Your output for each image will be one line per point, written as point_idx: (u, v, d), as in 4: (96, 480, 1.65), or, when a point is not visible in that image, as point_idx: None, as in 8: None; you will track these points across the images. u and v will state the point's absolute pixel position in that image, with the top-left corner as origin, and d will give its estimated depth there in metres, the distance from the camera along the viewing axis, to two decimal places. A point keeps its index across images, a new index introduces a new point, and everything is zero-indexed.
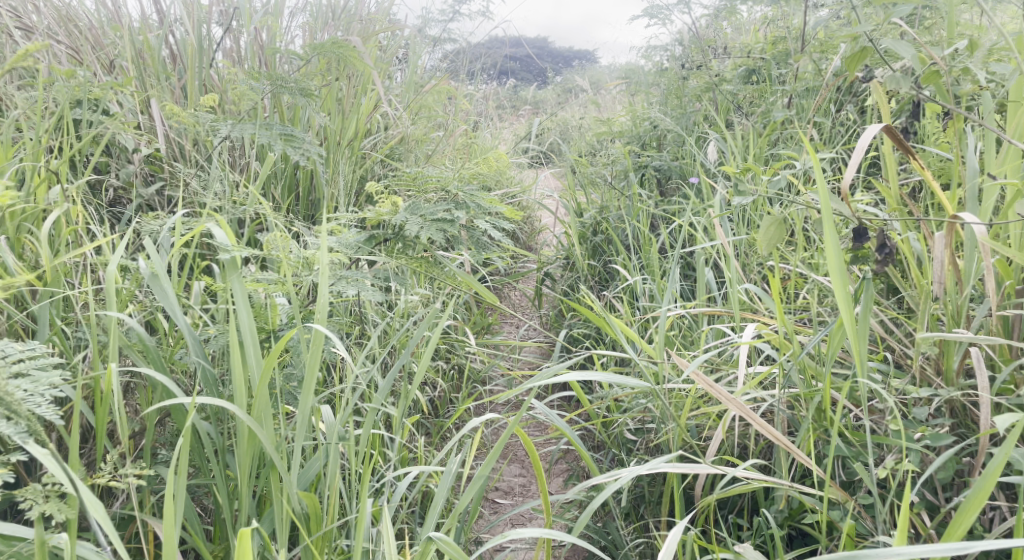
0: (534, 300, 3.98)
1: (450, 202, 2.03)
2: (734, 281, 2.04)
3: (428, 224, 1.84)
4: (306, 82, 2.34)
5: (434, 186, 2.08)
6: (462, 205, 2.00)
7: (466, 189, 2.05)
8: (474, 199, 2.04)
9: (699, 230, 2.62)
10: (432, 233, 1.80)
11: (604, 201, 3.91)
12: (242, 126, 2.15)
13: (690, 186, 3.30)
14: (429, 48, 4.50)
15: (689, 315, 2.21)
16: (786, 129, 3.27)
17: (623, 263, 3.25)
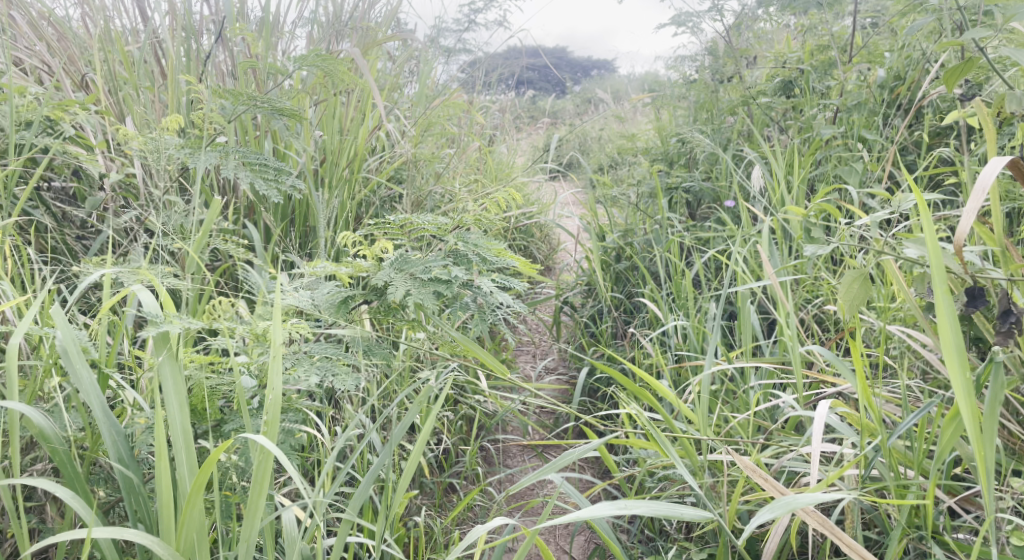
0: (552, 330, 3.71)
1: (448, 253, 1.77)
2: (791, 336, 1.76)
3: (418, 285, 1.59)
4: (281, 99, 1.99)
5: (433, 231, 1.82)
6: (463, 258, 1.75)
7: (468, 239, 1.78)
8: (480, 251, 1.77)
9: (740, 266, 2.33)
10: (422, 299, 1.55)
11: (628, 224, 3.62)
12: (207, 155, 1.85)
13: (726, 211, 3.02)
14: (441, 59, 4.22)
15: (735, 370, 1.93)
16: (832, 149, 2.98)
17: (651, 296, 2.97)
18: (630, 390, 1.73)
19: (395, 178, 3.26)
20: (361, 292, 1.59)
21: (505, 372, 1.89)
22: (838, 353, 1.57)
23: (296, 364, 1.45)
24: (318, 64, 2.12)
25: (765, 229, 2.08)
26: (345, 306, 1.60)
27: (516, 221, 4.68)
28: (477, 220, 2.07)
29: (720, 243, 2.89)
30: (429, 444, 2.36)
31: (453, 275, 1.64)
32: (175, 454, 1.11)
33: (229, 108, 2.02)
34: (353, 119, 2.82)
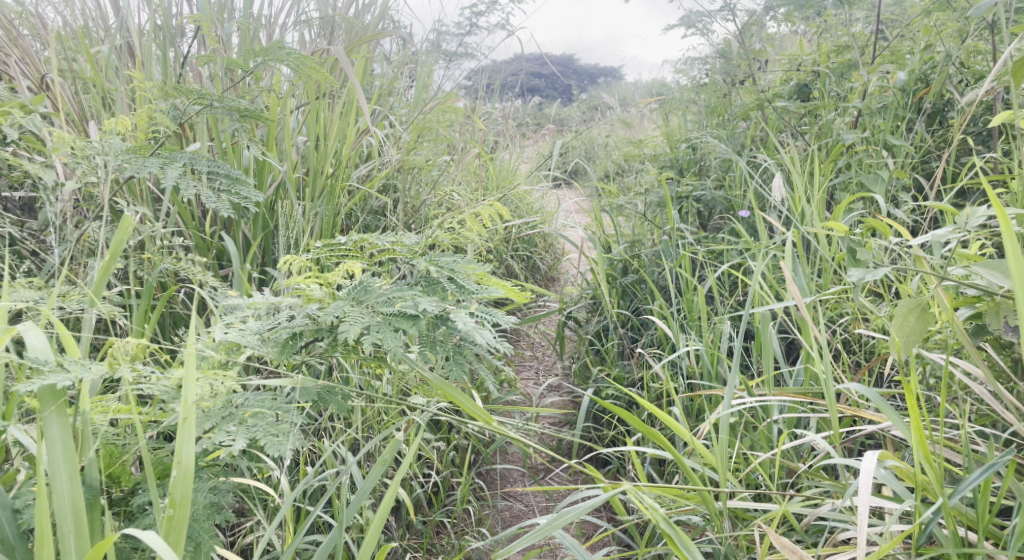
0: (556, 346, 3.52)
1: (419, 283, 1.60)
2: (825, 370, 1.56)
3: (382, 322, 1.42)
4: (240, 99, 1.79)
5: (404, 255, 1.65)
6: (434, 287, 1.58)
7: (442, 263, 1.60)
8: (455, 278, 1.57)
9: (760, 282, 2.14)
10: (384, 340, 1.37)
11: (635, 235, 3.43)
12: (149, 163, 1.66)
13: (741, 221, 2.83)
14: (441, 62, 4.04)
15: (759, 401, 1.74)
16: (855, 155, 2.79)
17: (660, 313, 2.78)
18: (644, 429, 1.57)
19: (388, 187, 3.08)
20: (311, 328, 1.42)
21: (489, 420, 1.64)
22: (877, 394, 1.44)
23: (225, 421, 1.31)
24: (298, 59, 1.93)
25: (788, 247, 1.91)
26: (292, 344, 1.43)
27: (518, 230, 4.49)
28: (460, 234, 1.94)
29: (733, 257, 2.70)
30: (420, 475, 2.19)
31: (423, 309, 1.45)
32: (62, 536, 1.18)
33: (181, 108, 1.82)
34: (340, 123, 2.64)
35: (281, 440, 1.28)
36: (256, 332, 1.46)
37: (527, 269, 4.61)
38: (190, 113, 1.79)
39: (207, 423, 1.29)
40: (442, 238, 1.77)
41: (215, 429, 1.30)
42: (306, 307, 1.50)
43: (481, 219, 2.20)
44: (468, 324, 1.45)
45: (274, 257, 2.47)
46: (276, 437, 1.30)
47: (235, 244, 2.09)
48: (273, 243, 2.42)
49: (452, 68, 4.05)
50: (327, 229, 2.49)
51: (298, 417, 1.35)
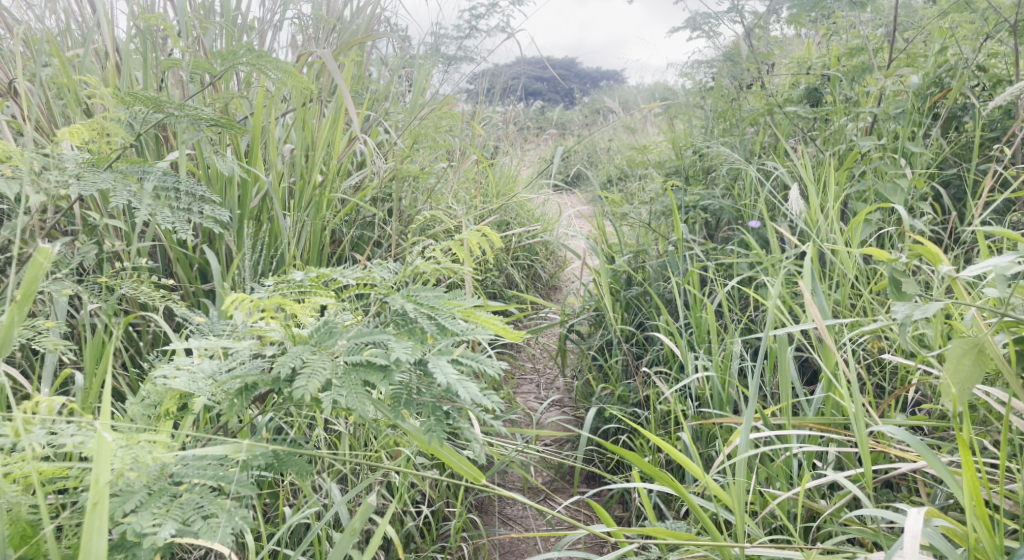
0: (557, 361, 3.39)
1: (394, 322, 1.46)
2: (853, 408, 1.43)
3: (346, 375, 1.28)
4: (200, 106, 1.63)
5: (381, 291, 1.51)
6: (410, 327, 1.44)
7: (421, 299, 1.47)
8: (436, 317, 1.45)
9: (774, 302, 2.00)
10: (350, 399, 1.24)
11: (639, 245, 3.30)
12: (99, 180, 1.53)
13: (750, 233, 2.70)
14: (439, 66, 3.91)
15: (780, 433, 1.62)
16: (871, 164, 2.66)
17: (665, 330, 2.66)
18: (654, 471, 1.51)
19: (380, 197, 2.95)
20: (267, 380, 1.30)
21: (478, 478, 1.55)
22: (922, 442, 1.35)
23: (154, 499, 1.21)
24: (278, 64, 1.78)
25: (805, 267, 1.78)
26: (247, 395, 1.30)
27: (519, 238, 4.36)
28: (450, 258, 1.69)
29: (742, 271, 2.58)
30: (412, 504, 2.09)
31: (395, 358, 1.31)
32: None
33: (139, 119, 1.68)
34: (329, 131, 2.51)
35: (214, 529, 1.18)
36: (210, 376, 1.36)
37: (527, 277, 4.49)
38: (156, 124, 1.66)
39: (134, 500, 1.20)
40: (427, 265, 1.63)
41: (142, 507, 1.21)
42: (275, 340, 1.37)
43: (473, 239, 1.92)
44: (452, 370, 1.33)
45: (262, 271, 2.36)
46: (213, 518, 1.21)
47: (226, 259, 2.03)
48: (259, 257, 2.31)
49: (451, 72, 3.92)
50: (315, 243, 2.37)
51: (240, 485, 1.26)
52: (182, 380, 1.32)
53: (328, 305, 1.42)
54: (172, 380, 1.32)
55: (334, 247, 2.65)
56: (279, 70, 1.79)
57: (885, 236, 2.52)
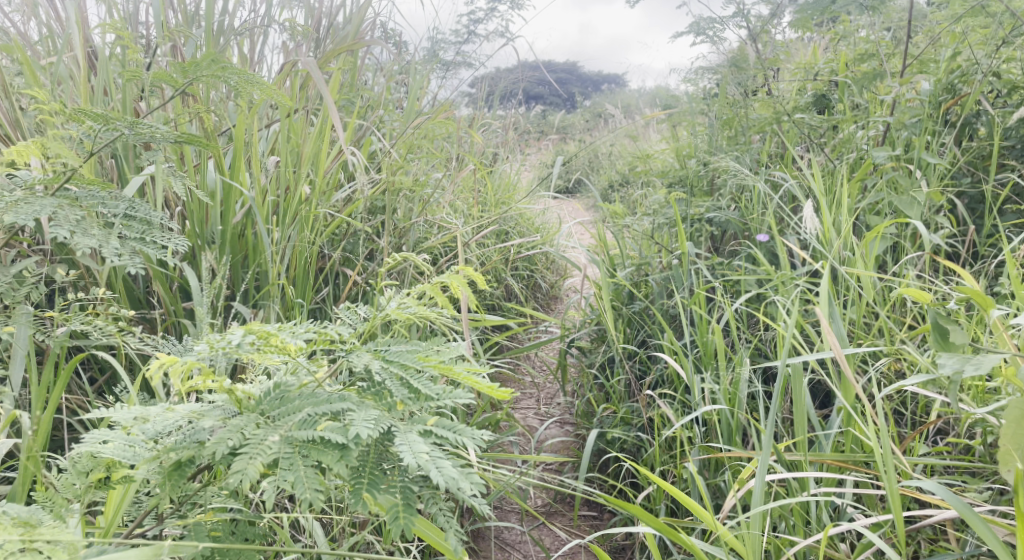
0: (557, 377, 3.29)
1: (361, 378, 1.32)
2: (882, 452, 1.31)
3: (296, 456, 1.15)
4: (163, 122, 1.52)
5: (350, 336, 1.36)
6: (377, 386, 1.29)
7: (392, 356, 1.31)
8: (409, 379, 1.29)
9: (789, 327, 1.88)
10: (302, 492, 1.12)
11: (642, 258, 3.18)
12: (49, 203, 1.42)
13: (759, 247, 2.58)
14: (436, 72, 3.80)
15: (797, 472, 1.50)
16: (884, 176, 2.55)
17: (669, 350, 2.55)
18: (657, 523, 1.43)
19: (373, 209, 2.85)
20: (202, 458, 1.18)
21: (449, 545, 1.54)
22: (960, 497, 1.25)
23: None
24: (253, 77, 1.67)
25: (822, 291, 1.66)
26: (181, 471, 1.19)
27: (519, 249, 4.26)
28: (420, 309, 1.42)
29: (749, 288, 2.48)
30: (401, 538, 1.99)
31: (354, 435, 1.17)
32: None
33: (91, 137, 1.56)
34: (318, 143, 2.41)
35: None
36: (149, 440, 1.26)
37: (527, 288, 4.40)
38: (111, 143, 1.54)
39: None
40: (409, 300, 1.48)
41: None
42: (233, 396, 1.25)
43: (454, 283, 1.62)
44: (422, 444, 1.19)
45: (247, 289, 2.26)
46: None
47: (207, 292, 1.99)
48: (242, 277, 2.22)
49: (448, 78, 3.81)
50: (302, 261, 2.27)
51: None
52: (118, 444, 1.23)
53: (289, 354, 1.28)
54: (105, 445, 1.22)
55: (324, 262, 2.55)
56: (254, 83, 1.68)
57: (898, 252, 2.41)
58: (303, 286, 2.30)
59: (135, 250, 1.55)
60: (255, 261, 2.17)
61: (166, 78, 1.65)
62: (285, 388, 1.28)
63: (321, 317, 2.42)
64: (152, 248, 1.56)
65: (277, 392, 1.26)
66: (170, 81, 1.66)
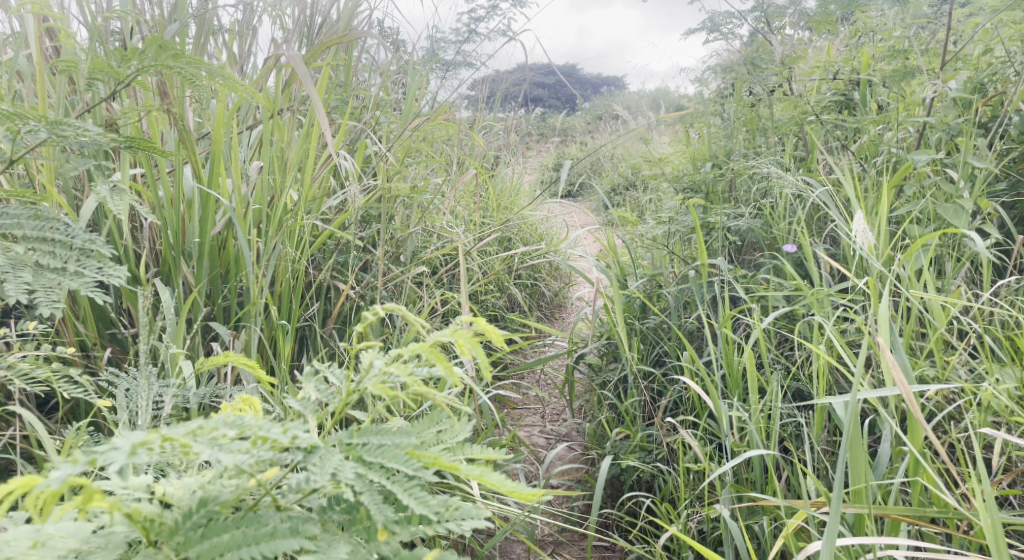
0: (565, 395, 3.11)
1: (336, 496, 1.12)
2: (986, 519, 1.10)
3: None
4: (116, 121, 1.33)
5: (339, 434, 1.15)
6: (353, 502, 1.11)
7: (371, 456, 1.13)
8: (402, 492, 1.11)
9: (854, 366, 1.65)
10: None
11: (656, 268, 2.99)
12: None
13: (786, 258, 2.40)
14: (436, 72, 3.62)
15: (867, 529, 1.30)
16: (922, 183, 2.35)
17: (689, 370, 2.35)
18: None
19: (369, 218, 2.66)
20: None
21: None
22: None
23: None
24: (206, 68, 1.49)
25: (883, 315, 1.46)
26: None
27: (523, 259, 4.09)
28: (418, 392, 1.17)
29: (775, 305, 2.29)
30: None
31: None
32: None
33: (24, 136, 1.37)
34: (306, 148, 2.22)
35: None
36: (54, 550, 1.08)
37: (530, 297, 4.22)
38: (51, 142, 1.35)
39: None
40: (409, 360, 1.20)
41: None
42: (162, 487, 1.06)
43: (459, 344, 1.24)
44: None
45: (228, 308, 2.07)
46: None
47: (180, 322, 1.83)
48: (224, 296, 2.02)
49: (448, 78, 3.62)
50: (289, 274, 2.08)
51: None
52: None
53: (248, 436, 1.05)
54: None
55: (315, 275, 2.36)
56: (210, 70, 1.50)
57: (940, 265, 2.22)
58: (293, 302, 2.11)
59: (55, 283, 1.44)
60: (227, 285, 2.01)
61: (107, 69, 1.47)
62: (213, 503, 1.08)
63: (311, 335, 2.23)
64: (77, 280, 1.45)
65: (202, 512, 1.07)
66: (112, 73, 1.49)
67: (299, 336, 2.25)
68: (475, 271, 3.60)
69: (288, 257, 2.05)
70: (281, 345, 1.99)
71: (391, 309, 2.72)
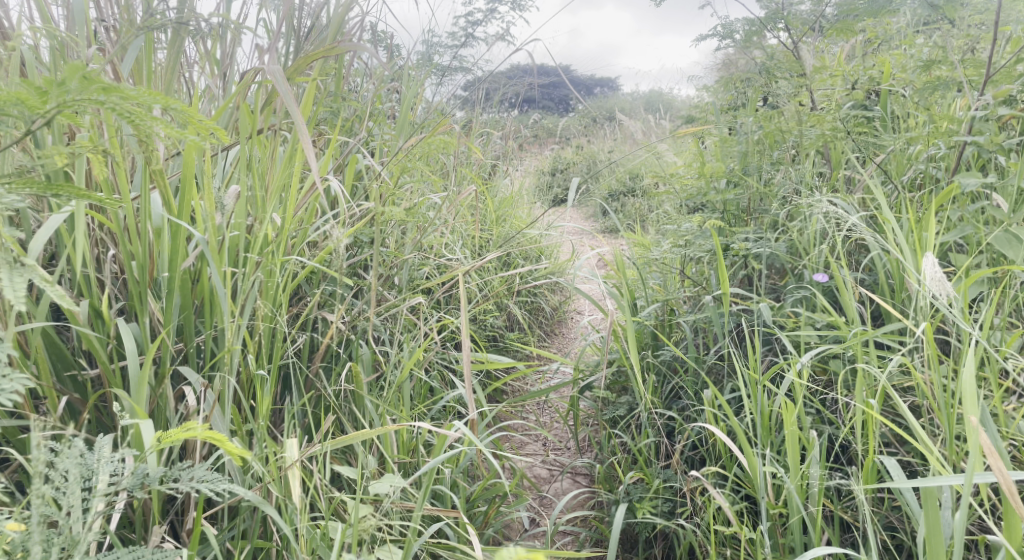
0: (570, 427, 2.91)
1: None
2: None
3: None
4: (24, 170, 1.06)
5: None
6: None
7: None
8: None
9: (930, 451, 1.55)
10: None
11: (669, 293, 2.79)
12: None
13: (816, 289, 2.20)
14: (432, 79, 3.41)
15: None
16: (970, 208, 2.16)
17: (711, 411, 2.16)
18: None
19: (360, 240, 2.44)
20: None
21: None
22: None
23: None
24: (143, 99, 1.24)
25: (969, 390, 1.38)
26: None
27: (524, 278, 3.89)
28: None
29: (807, 341, 2.08)
30: None
31: None
32: None
33: None
34: (291, 170, 2.00)
35: None
36: None
37: (530, 314, 4.00)
38: None
39: None
40: None
41: None
42: None
43: None
44: None
45: (203, 350, 1.86)
46: None
47: (143, 376, 1.61)
48: (195, 338, 1.80)
49: (444, 85, 3.39)
50: (270, 312, 1.86)
51: None
52: None
53: None
54: None
55: (303, 307, 2.15)
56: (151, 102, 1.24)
57: (991, 300, 2.03)
58: (274, 342, 1.89)
59: None
60: (197, 328, 1.80)
61: (20, 100, 1.19)
62: None
63: (295, 376, 2.01)
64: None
65: None
66: (28, 105, 1.21)
67: (281, 377, 2.02)
68: (474, 290, 3.38)
69: (267, 296, 1.83)
70: (260, 395, 1.77)
71: (385, 339, 2.52)
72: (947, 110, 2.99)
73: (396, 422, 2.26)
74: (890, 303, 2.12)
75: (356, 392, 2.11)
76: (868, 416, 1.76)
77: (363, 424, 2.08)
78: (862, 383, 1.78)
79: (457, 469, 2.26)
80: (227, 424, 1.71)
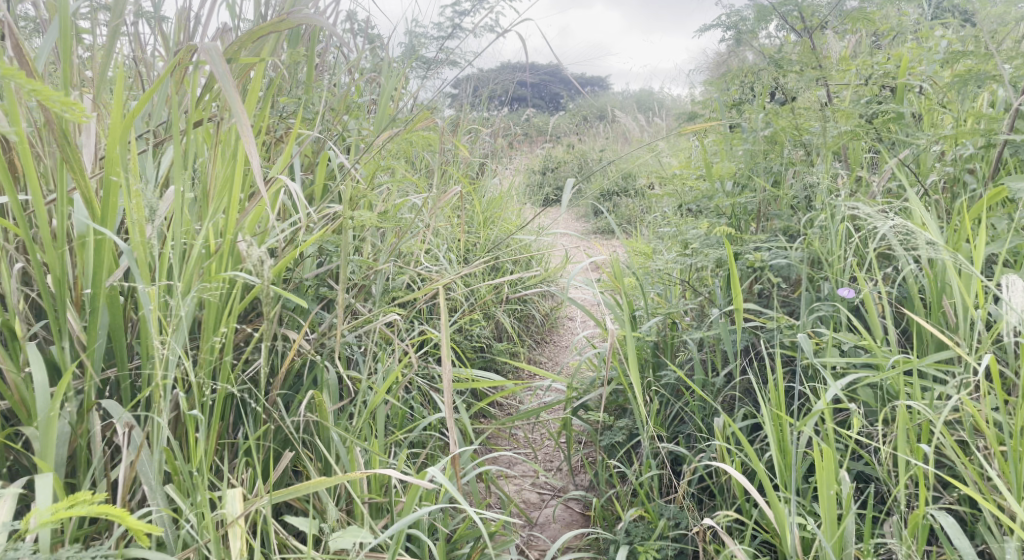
0: (563, 451, 2.66)
1: None
2: None
3: None
4: None
5: None
6: None
7: None
8: None
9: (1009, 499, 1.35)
10: None
11: (671, 306, 2.54)
12: None
13: (841, 305, 1.96)
14: (415, 71, 3.15)
15: None
16: (1017, 215, 1.92)
17: (721, 445, 1.91)
18: None
19: (329, 248, 2.18)
20: None
21: None
22: None
23: None
24: None
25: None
26: None
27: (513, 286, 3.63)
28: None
29: (832, 366, 1.84)
30: None
31: None
32: None
33: None
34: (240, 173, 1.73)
35: None
36: None
37: (520, 323, 3.74)
38: None
39: None
40: None
41: None
42: None
43: None
44: None
45: (135, 379, 1.60)
46: None
47: (53, 417, 1.35)
48: (124, 366, 1.54)
49: (429, 78, 3.14)
50: (214, 336, 1.60)
51: None
52: None
53: None
54: None
55: (260, 326, 1.89)
56: None
57: None
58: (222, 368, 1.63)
59: None
60: (127, 354, 1.54)
61: None
62: None
63: (247, 405, 1.75)
64: None
65: None
66: None
67: (233, 406, 1.76)
68: (458, 299, 3.11)
69: (210, 318, 1.57)
70: (200, 432, 1.51)
71: (357, 357, 2.25)
72: (974, 108, 2.75)
73: (368, 455, 2.00)
74: (926, 322, 1.88)
75: (321, 423, 1.85)
76: (909, 460, 1.53)
77: (327, 459, 1.82)
78: (904, 420, 1.53)
79: (436, 507, 2.00)
80: (158, 470, 1.45)
